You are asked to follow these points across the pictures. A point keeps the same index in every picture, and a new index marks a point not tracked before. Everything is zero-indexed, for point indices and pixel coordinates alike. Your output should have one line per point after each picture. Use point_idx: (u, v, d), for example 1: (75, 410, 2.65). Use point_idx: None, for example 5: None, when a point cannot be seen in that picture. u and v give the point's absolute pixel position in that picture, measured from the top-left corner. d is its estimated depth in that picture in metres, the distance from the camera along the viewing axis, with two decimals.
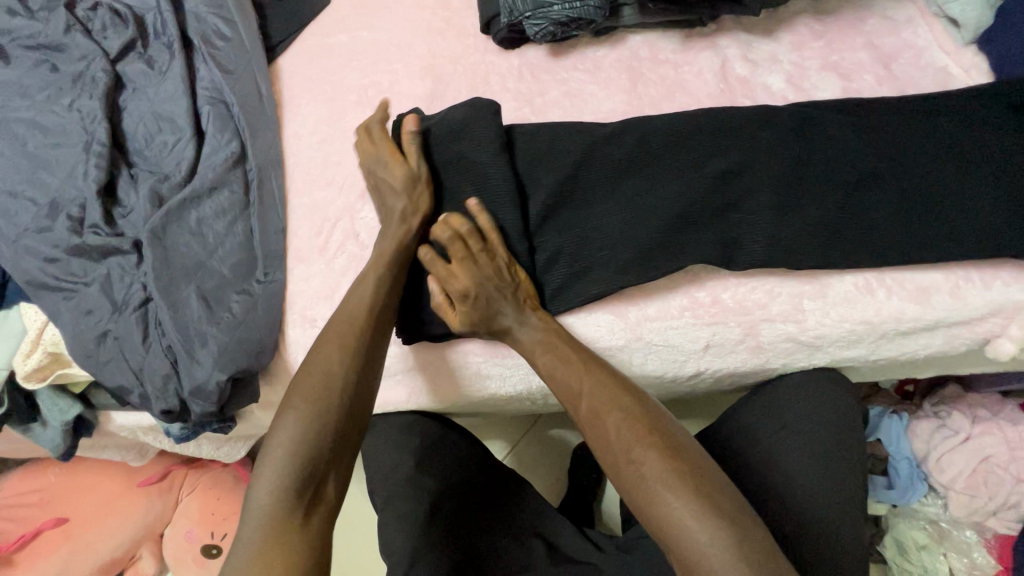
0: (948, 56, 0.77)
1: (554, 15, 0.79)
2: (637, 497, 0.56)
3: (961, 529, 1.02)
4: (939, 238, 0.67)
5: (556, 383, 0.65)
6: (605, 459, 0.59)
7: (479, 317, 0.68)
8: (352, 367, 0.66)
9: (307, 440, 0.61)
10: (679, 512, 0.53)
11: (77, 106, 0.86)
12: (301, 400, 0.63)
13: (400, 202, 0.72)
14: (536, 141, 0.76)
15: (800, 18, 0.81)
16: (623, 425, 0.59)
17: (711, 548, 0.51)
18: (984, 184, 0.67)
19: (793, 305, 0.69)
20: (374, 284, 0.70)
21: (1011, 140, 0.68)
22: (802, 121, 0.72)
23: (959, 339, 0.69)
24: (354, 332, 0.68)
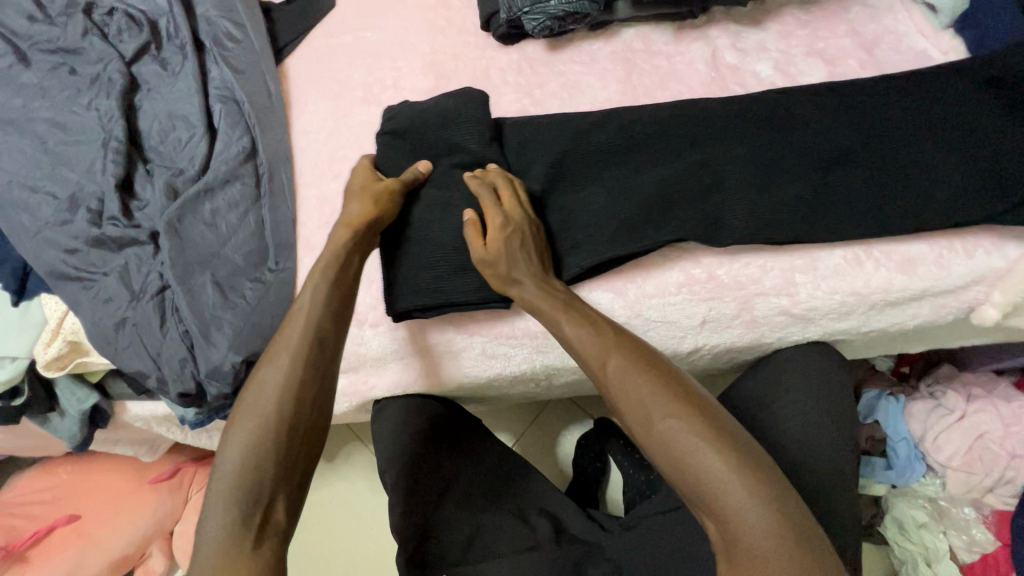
0: (927, 40, 0.80)
1: (551, 9, 0.83)
2: (669, 454, 0.56)
3: (960, 507, 1.03)
4: (911, 208, 0.69)
5: (579, 346, 0.64)
6: (634, 420, 0.59)
7: (507, 251, 0.69)
8: (290, 388, 0.60)
9: (248, 462, 0.57)
10: (713, 468, 0.54)
11: (95, 106, 0.90)
12: (240, 420, 0.59)
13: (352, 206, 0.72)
14: (524, 129, 0.80)
15: (787, 9, 0.85)
16: (652, 383, 0.59)
17: (744, 501, 0.52)
18: (949, 154, 0.70)
19: (785, 280, 0.72)
20: (314, 287, 0.66)
21: (975, 110, 0.70)
22: (771, 107, 0.75)
23: (945, 308, 0.72)
24: (296, 346, 0.62)
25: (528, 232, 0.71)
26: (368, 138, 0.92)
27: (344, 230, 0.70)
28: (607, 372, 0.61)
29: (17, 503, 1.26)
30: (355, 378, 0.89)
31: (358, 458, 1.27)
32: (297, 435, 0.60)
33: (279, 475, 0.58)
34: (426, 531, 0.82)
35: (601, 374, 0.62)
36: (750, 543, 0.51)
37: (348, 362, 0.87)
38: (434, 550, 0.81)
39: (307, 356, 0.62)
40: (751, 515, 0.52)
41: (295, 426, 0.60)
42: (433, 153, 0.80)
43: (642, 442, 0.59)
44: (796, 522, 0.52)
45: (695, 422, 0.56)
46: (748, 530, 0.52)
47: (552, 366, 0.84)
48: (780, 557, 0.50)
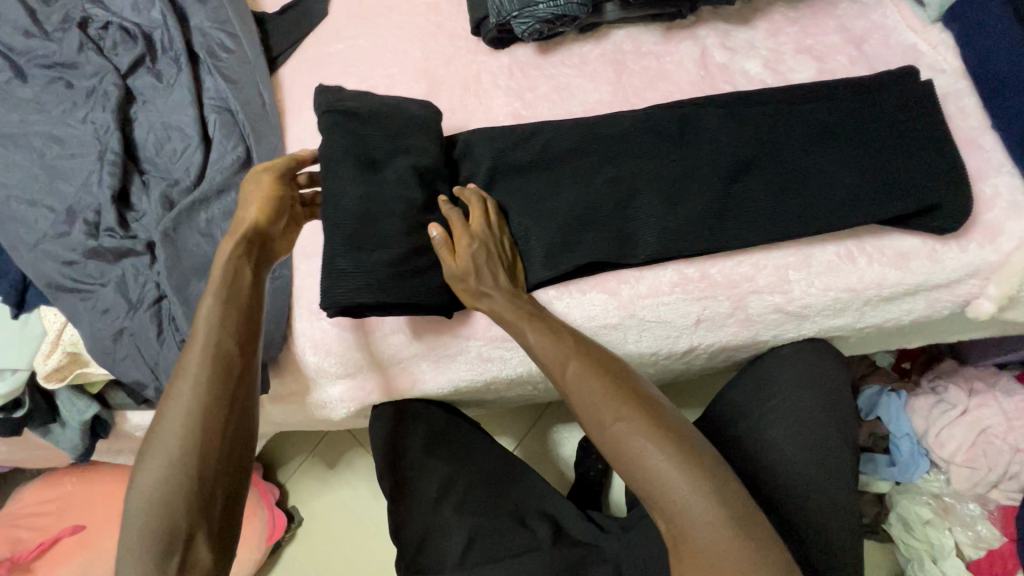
0: (917, 34, 0.80)
1: (540, 13, 0.83)
2: (622, 457, 0.58)
3: (964, 502, 1.03)
4: (821, 213, 0.70)
5: (541, 351, 0.66)
6: (590, 423, 0.61)
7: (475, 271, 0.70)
8: (190, 417, 0.59)
9: (159, 496, 0.56)
10: (663, 468, 0.56)
11: (91, 118, 0.91)
12: (150, 453, 0.58)
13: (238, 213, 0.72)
14: (463, 142, 0.80)
15: (776, 6, 0.85)
16: (610, 389, 0.61)
17: (693, 500, 0.54)
18: (855, 161, 0.71)
19: (779, 277, 0.72)
20: (206, 309, 0.63)
21: (883, 120, 0.72)
22: (681, 122, 0.76)
23: (941, 303, 0.72)
24: (201, 373, 0.60)
25: (495, 247, 0.72)
26: None
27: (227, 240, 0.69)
28: (567, 375, 0.63)
29: (21, 514, 1.27)
30: (351, 385, 0.88)
31: (360, 464, 1.27)
32: (211, 465, 0.58)
33: (194, 508, 0.57)
34: (425, 533, 0.83)
35: (559, 377, 0.64)
36: (698, 541, 0.53)
37: (346, 367, 0.85)
38: (432, 553, 0.82)
39: (217, 385, 0.60)
40: (697, 513, 0.54)
41: (204, 459, 0.58)
42: (383, 153, 0.75)
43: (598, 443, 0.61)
44: (746, 522, 0.54)
45: (647, 423, 0.58)
46: (697, 529, 0.54)
47: None
48: (728, 555, 0.52)
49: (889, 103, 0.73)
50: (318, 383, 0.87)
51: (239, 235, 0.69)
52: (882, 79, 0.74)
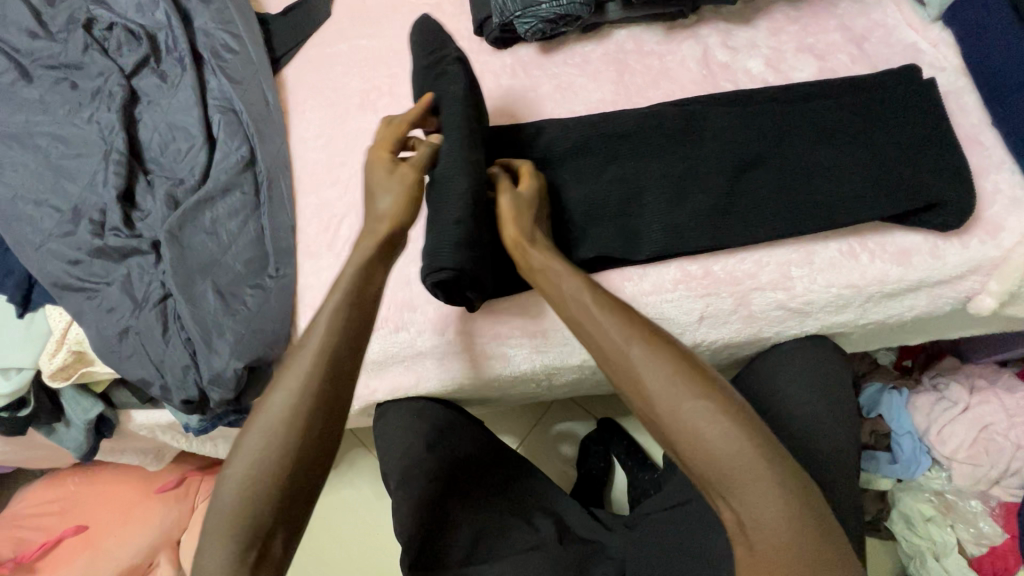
0: (917, 33, 0.80)
1: (543, 13, 0.83)
2: (693, 447, 0.55)
3: (966, 499, 1.03)
4: (823, 209, 0.71)
5: (602, 331, 0.62)
6: (658, 410, 0.57)
7: (525, 215, 0.70)
8: (294, 423, 0.59)
9: (247, 495, 0.57)
10: (736, 467, 0.54)
11: (96, 119, 0.91)
12: (245, 450, 0.58)
13: (379, 208, 0.69)
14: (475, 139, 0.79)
15: (777, 6, 0.85)
16: (685, 377, 0.57)
17: (767, 504, 0.53)
18: (857, 159, 0.72)
19: (781, 274, 0.72)
20: (330, 314, 0.63)
21: (885, 117, 0.73)
22: (686, 120, 0.76)
23: (943, 299, 0.72)
24: (302, 377, 0.60)
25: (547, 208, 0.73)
26: (364, 145, 0.93)
27: (366, 243, 0.67)
28: (632, 357, 0.59)
29: (25, 515, 1.27)
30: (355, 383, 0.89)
31: (363, 464, 1.27)
32: (296, 469, 0.58)
33: (277, 509, 0.57)
34: (424, 528, 0.81)
35: (622, 356, 0.60)
36: (772, 549, 0.52)
37: None
38: (436, 552, 0.81)
39: (314, 391, 0.60)
40: (774, 516, 0.52)
41: (299, 464, 0.58)
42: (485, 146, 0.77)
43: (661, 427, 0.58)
44: (821, 529, 0.53)
45: (720, 415, 0.55)
46: (769, 534, 0.52)
47: (552, 366, 0.84)
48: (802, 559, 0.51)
49: (891, 101, 0.73)
50: None
51: (382, 238, 0.68)
52: (887, 77, 0.75)
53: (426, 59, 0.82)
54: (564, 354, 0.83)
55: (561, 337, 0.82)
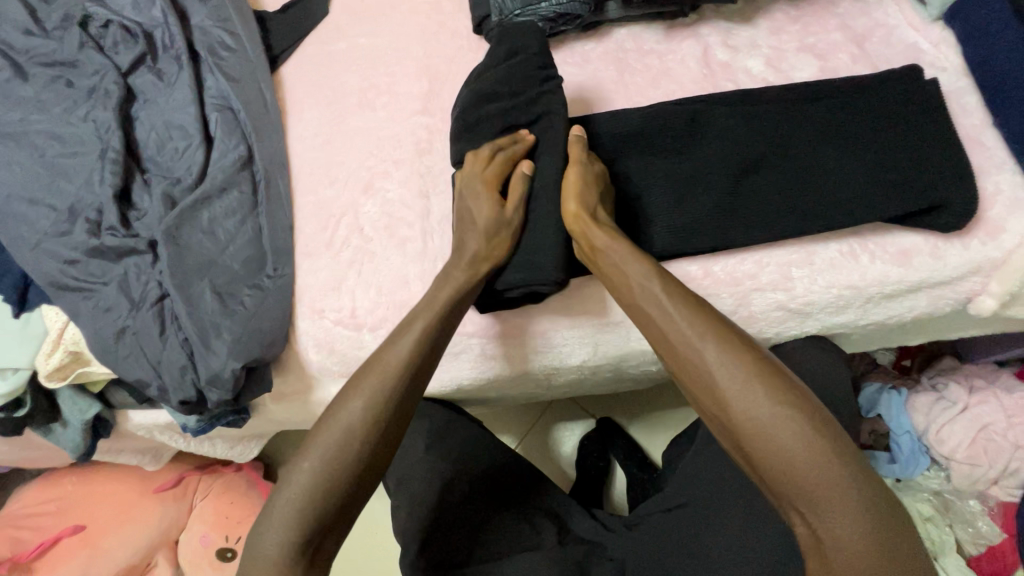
0: (918, 32, 0.80)
1: (542, 11, 0.83)
2: (766, 453, 0.56)
3: (964, 499, 1.05)
4: (823, 210, 0.70)
5: (671, 330, 0.61)
6: (727, 411, 0.58)
7: (590, 189, 0.70)
8: (368, 435, 0.62)
9: (314, 498, 0.59)
10: (810, 473, 0.54)
11: (92, 117, 0.90)
12: (315, 453, 0.60)
13: (472, 248, 0.70)
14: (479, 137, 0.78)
15: (777, 5, 0.85)
16: (762, 384, 0.57)
17: (842, 511, 0.54)
18: (858, 159, 0.71)
19: (782, 275, 0.71)
20: (419, 334, 0.65)
21: (889, 116, 0.72)
22: (687, 120, 0.75)
23: (942, 300, 0.72)
24: (380, 381, 0.63)
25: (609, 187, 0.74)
26: (363, 144, 0.92)
27: (466, 274, 0.69)
28: (706, 360, 0.59)
29: (21, 515, 1.26)
30: None
31: None
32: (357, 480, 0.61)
33: (337, 513, 0.60)
34: (425, 532, 0.82)
35: (692, 355, 0.60)
36: (843, 557, 0.53)
37: (348, 366, 0.87)
38: (435, 554, 0.81)
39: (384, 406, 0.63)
40: (850, 530, 0.53)
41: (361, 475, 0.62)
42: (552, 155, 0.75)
43: (731, 430, 0.58)
44: (898, 545, 0.54)
45: (796, 420, 0.56)
46: (843, 544, 0.53)
47: (551, 368, 0.84)
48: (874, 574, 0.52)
49: (894, 100, 0.72)
50: (321, 382, 0.89)
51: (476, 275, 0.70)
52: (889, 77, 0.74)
53: (534, 67, 0.77)
54: (561, 355, 0.82)
55: (560, 337, 0.80)
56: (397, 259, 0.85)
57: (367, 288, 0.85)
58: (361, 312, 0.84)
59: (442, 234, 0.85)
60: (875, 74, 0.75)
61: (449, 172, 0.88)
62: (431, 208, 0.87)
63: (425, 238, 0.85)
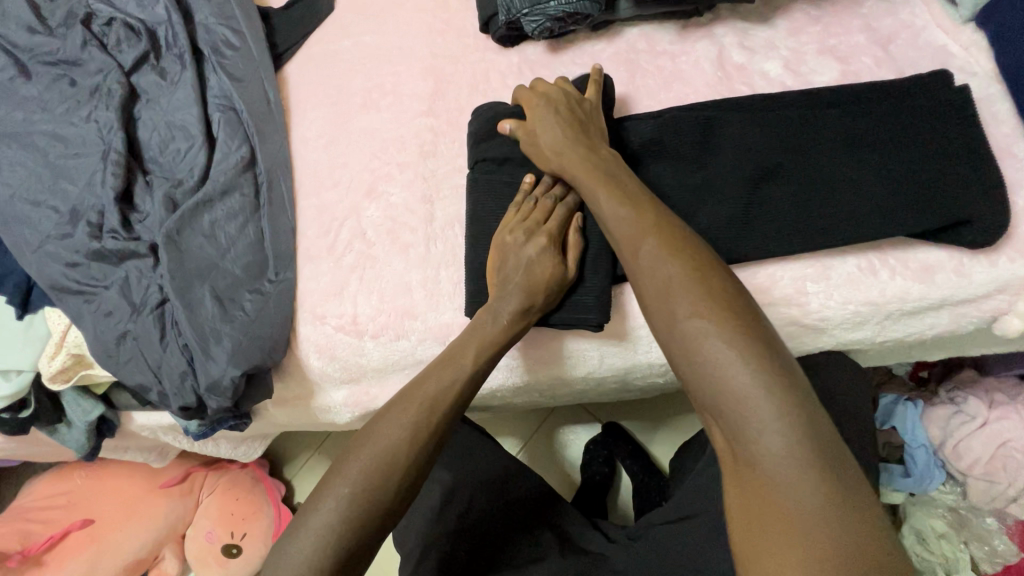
0: (948, 34, 0.76)
1: (551, 11, 0.80)
2: (682, 352, 0.55)
3: (981, 517, 1.02)
4: (843, 223, 0.66)
5: (615, 229, 0.63)
6: (659, 314, 0.58)
7: (538, 136, 0.71)
8: (412, 452, 0.62)
9: (354, 518, 0.58)
10: (736, 377, 0.52)
11: (94, 118, 0.89)
12: (359, 469, 0.60)
13: (534, 300, 0.69)
14: (492, 149, 0.78)
15: (798, 3, 0.81)
16: (686, 283, 0.57)
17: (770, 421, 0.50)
18: (884, 170, 0.66)
19: (796, 289, 0.68)
20: (475, 355, 0.67)
21: (918, 124, 0.67)
22: (701, 125, 0.71)
23: (966, 318, 0.69)
24: (422, 409, 0.64)
25: (565, 103, 0.72)
26: (366, 147, 0.90)
27: (524, 308, 0.69)
28: (638, 256, 0.60)
29: (31, 508, 1.28)
30: (355, 390, 0.88)
31: None
32: (396, 505, 0.61)
33: (371, 533, 0.59)
34: (425, 543, 0.81)
35: (629, 253, 0.61)
36: (756, 462, 0.50)
37: (350, 373, 0.86)
38: (435, 562, 0.80)
39: (424, 427, 0.63)
40: (766, 436, 0.50)
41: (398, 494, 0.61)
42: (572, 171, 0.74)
43: (661, 334, 0.58)
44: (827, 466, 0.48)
45: (729, 326, 0.54)
46: (757, 449, 0.50)
47: (557, 379, 0.82)
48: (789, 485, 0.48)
49: (925, 106, 0.68)
50: (323, 388, 0.88)
51: (528, 319, 0.69)
52: (918, 81, 0.69)
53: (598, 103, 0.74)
54: (566, 366, 0.79)
55: (568, 349, 0.78)
56: (400, 265, 0.83)
57: (369, 295, 0.83)
58: (362, 318, 0.83)
59: (446, 239, 0.83)
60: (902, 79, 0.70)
61: (453, 176, 0.86)
62: (435, 213, 0.85)
63: (428, 244, 0.83)
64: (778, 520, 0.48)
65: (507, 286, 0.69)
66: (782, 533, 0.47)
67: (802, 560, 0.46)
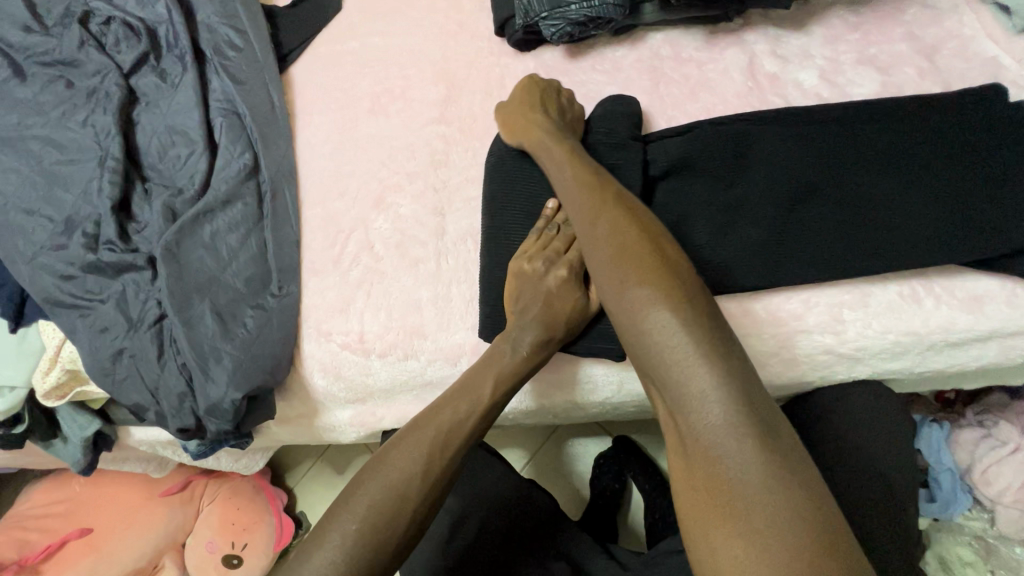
0: (998, 45, 0.71)
1: (571, 15, 0.76)
2: (627, 325, 0.55)
3: (1011, 546, 0.97)
4: (885, 249, 0.62)
5: (572, 206, 0.63)
6: (609, 286, 0.57)
7: (514, 117, 0.73)
8: (425, 482, 0.59)
9: (362, 556, 0.55)
10: (676, 350, 0.52)
11: (91, 122, 0.86)
12: (367, 502, 0.57)
13: (554, 328, 0.65)
14: (509, 159, 0.75)
15: (834, 9, 0.76)
16: (630, 257, 0.57)
17: (713, 392, 0.50)
18: (929, 193, 0.62)
19: (832, 316, 0.64)
20: (493, 381, 0.64)
21: (968, 144, 0.63)
22: (734, 141, 0.67)
23: (1014, 350, 0.64)
24: (437, 439, 0.61)
25: (544, 93, 0.74)
26: (374, 155, 0.86)
27: (545, 334, 0.65)
28: (590, 233, 0.60)
29: (29, 516, 1.26)
30: (361, 410, 0.85)
31: None
32: (404, 541, 0.58)
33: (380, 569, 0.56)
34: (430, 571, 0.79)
35: (583, 228, 0.61)
36: (698, 435, 0.50)
37: (355, 393, 0.82)
38: None
39: (436, 457, 0.60)
40: (706, 410, 0.49)
41: (406, 529, 0.57)
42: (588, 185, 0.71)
43: (609, 309, 0.58)
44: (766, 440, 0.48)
45: (676, 299, 0.53)
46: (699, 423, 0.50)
47: (572, 403, 0.78)
48: (731, 459, 0.48)
49: (977, 126, 0.63)
50: (328, 407, 0.85)
51: (544, 343, 0.66)
52: (969, 97, 0.64)
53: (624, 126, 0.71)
54: (582, 391, 0.76)
55: (586, 373, 0.74)
56: (409, 281, 0.79)
57: (376, 311, 0.79)
58: (369, 337, 0.79)
59: (457, 254, 0.79)
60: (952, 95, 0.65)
61: (466, 186, 0.82)
62: (446, 226, 0.80)
63: (439, 260, 0.79)
64: (717, 497, 0.47)
65: (524, 313, 0.66)
66: (724, 504, 0.47)
67: (735, 531, 0.46)
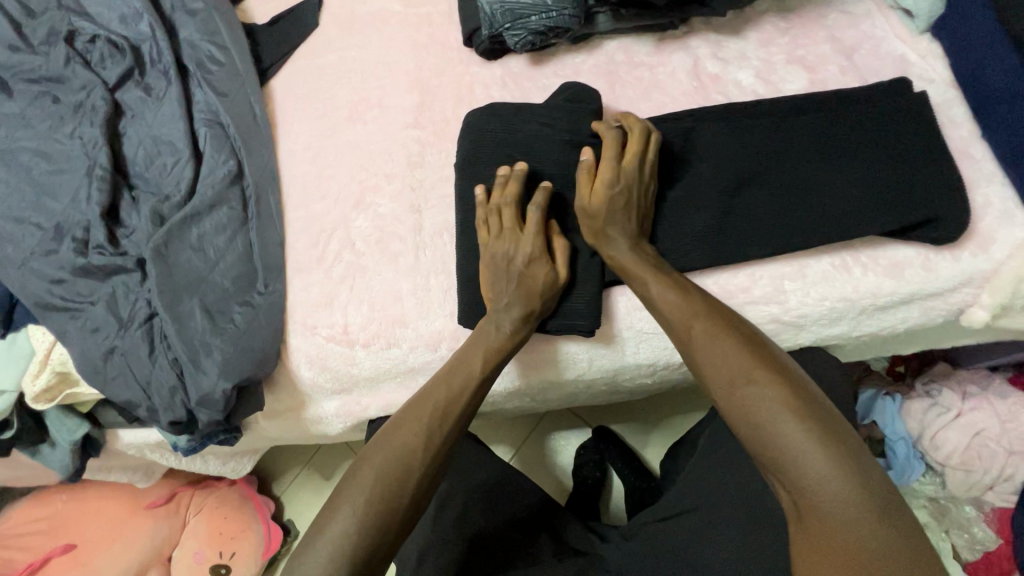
0: (906, 44, 0.80)
1: (532, 25, 0.83)
2: (743, 421, 0.58)
3: (960, 505, 1.05)
4: (818, 225, 0.69)
5: (663, 306, 0.67)
6: (719, 384, 0.61)
7: (595, 215, 0.70)
8: (427, 453, 0.64)
9: (375, 521, 0.59)
10: (800, 445, 0.54)
11: (79, 133, 0.89)
12: (373, 473, 0.61)
13: (533, 302, 0.71)
14: (476, 156, 0.80)
15: (767, 16, 0.85)
16: (738, 356, 0.61)
17: (835, 480, 0.52)
18: (854, 174, 0.70)
19: (774, 287, 0.71)
20: (482, 358, 0.69)
21: (886, 129, 0.71)
22: (684, 136, 0.74)
23: (934, 310, 0.72)
24: (433, 415, 0.65)
25: (631, 189, 0.70)
26: (353, 159, 0.91)
27: (527, 312, 0.71)
28: (691, 333, 0.64)
29: (11, 535, 1.25)
30: (346, 400, 0.89)
31: None
32: (414, 507, 0.62)
33: (392, 534, 0.60)
34: (421, 549, 0.83)
35: (683, 325, 0.65)
36: (826, 526, 0.52)
37: (341, 383, 0.86)
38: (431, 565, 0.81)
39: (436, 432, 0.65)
40: (832, 502, 0.52)
41: (412, 498, 0.61)
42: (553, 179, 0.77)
43: (722, 405, 0.60)
44: (891, 531, 0.51)
45: (790, 396, 0.57)
46: (825, 514, 0.52)
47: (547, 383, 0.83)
48: (861, 549, 0.50)
49: (894, 113, 0.71)
50: (314, 399, 0.89)
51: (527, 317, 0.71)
52: (882, 88, 0.73)
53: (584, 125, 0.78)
54: (555, 370, 0.81)
55: (558, 353, 0.79)
56: (390, 274, 0.84)
57: (360, 304, 0.84)
58: (353, 328, 0.84)
59: (434, 247, 0.85)
60: (868, 88, 0.74)
61: (440, 186, 0.88)
62: (424, 222, 0.86)
63: (417, 253, 0.84)
64: None
65: (501, 291, 0.71)
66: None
67: None
